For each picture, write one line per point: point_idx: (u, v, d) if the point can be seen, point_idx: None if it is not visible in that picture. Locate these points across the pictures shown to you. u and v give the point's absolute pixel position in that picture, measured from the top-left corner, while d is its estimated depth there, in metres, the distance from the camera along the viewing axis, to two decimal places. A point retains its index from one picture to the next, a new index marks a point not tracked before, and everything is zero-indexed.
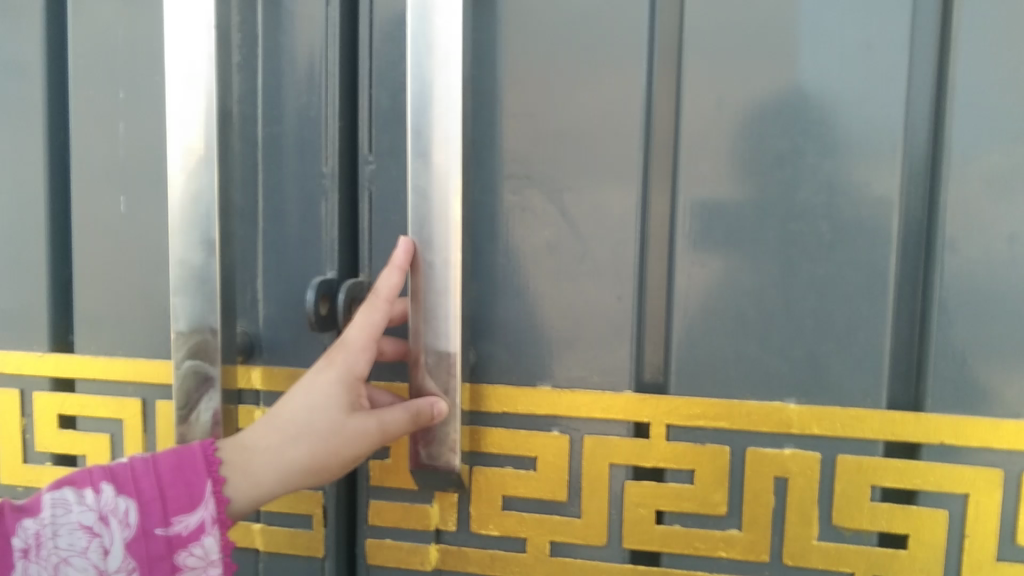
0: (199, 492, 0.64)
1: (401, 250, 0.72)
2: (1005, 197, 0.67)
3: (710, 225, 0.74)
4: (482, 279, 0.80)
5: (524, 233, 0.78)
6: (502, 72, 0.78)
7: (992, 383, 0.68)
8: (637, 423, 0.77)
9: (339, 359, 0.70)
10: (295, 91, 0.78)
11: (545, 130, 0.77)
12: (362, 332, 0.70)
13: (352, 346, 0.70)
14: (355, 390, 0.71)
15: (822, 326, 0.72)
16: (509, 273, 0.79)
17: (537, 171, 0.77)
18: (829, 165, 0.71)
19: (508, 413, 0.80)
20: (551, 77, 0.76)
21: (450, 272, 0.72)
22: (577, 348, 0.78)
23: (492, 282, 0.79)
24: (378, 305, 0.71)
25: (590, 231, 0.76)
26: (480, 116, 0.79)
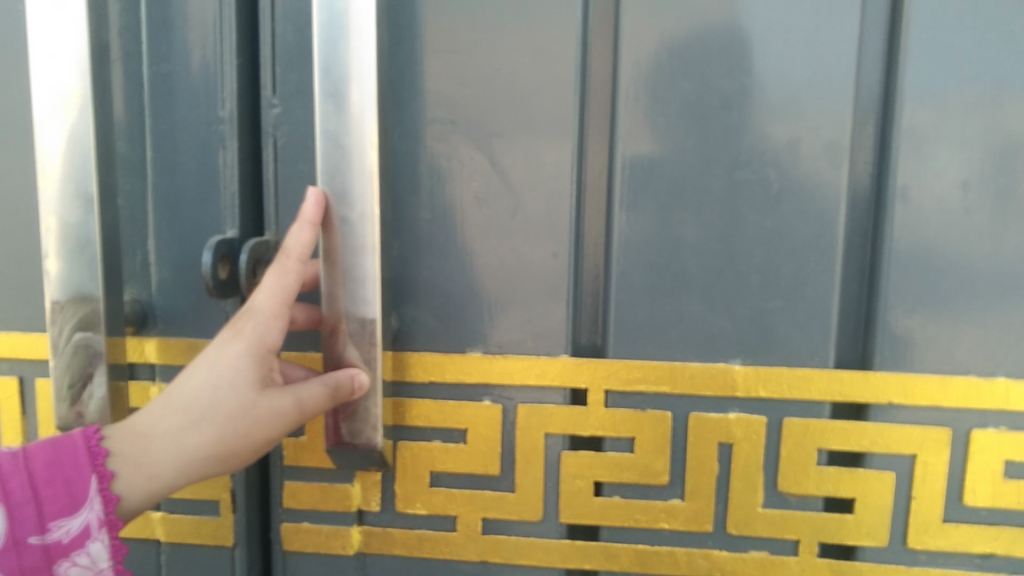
0: (81, 491, 0.56)
1: (310, 203, 0.64)
2: (960, 143, 0.64)
3: (651, 174, 0.68)
4: (404, 236, 0.73)
5: (450, 185, 0.71)
6: (422, 4, 0.70)
7: (941, 339, 0.66)
8: (574, 389, 0.72)
9: (247, 329, 0.61)
10: (187, 22, 0.68)
11: (472, 70, 0.69)
12: (272, 297, 0.62)
13: (262, 313, 0.62)
14: (266, 363, 0.62)
15: (770, 283, 0.68)
16: (434, 229, 0.72)
17: (463, 116, 0.70)
18: (778, 110, 0.66)
19: (434, 382, 0.74)
20: (479, 10, 0.69)
21: (369, 227, 0.64)
22: (509, 310, 0.72)
23: (415, 239, 0.72)
24: (290, 267, 0.64)
25: (522, 183, 0.70)
26: (399, 53, 0.71)
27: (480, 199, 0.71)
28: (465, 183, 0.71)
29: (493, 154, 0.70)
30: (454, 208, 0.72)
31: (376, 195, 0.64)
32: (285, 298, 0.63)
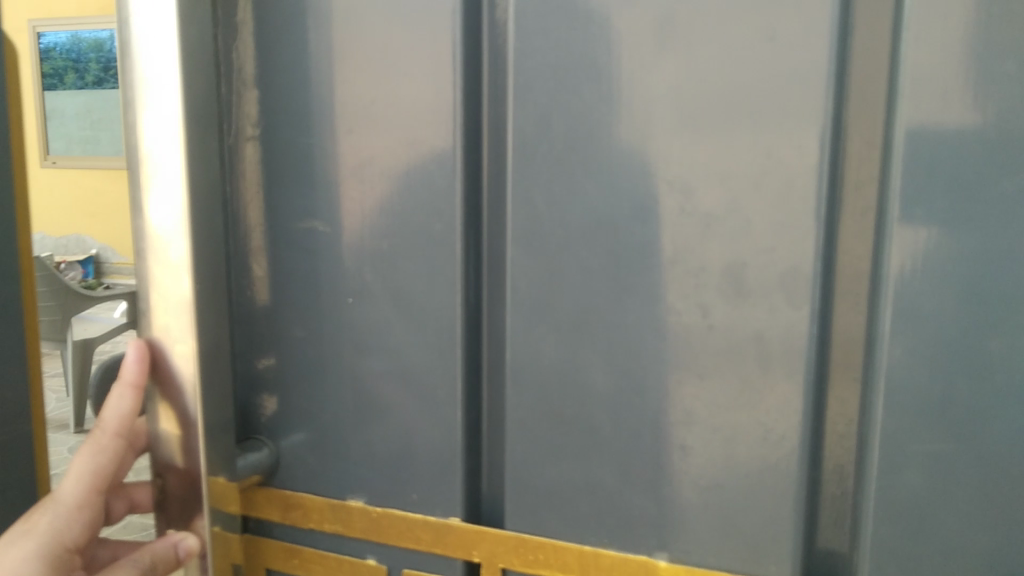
0: None
1: (129, 359, 0.53)
2: (990, 281, 0.43)
3: (550, 303, 0.51)
4: (277, 358, 0.60)
5: (324, 301, 0.58)
6: (279, 83, 0.57)
7: (953, 557, 0.45)
8: (468, 561, 0.57)
9: (42, 524, 0.52)
10: None
11: (337, 162, 0.56)
12: (76, 481, 0.53)
13: (62, 502, 0.53)
14: (65, 560, 0.53)
15: (704, 456, 0.49)
16: (310, 352, 0.59)
17: (332, 219, 0.57)
18: (712, 222, 0.47)
19: (315, 529, 0.61)
20: (346, 92, 0.55)
21: (190, 368, 0.52)
22: (393, 457, 0.58)
23: (291, 362, 0.60)
24: (104, 442, 0.54)
25: (401, 304, 0.56)
26: (262, 144, 0.58)
27: (357, 321, 0.57)
28: (339, 299, 0.58)
29: (369, 267, 0.56)
30: (330, 328, 0.58)
31: (193, 327, 0.52)
32: (94, 480, 0.54)
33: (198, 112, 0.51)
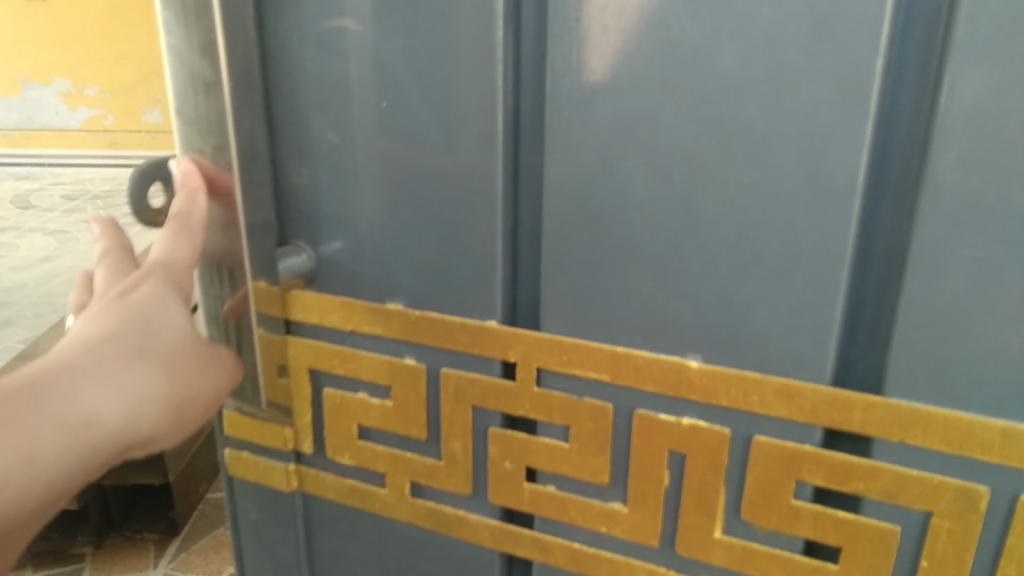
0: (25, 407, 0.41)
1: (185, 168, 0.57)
2: None
3: (592, 105, 0.50)
4: (312, 167, 0.60)
5: (361, 108, 0.57)
6: None
7: (987, 361, 0.45)
8: (505, 361, 0.59)
9: (165, 282, 0.52)
10: None
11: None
12: (180, 252, 0.54)
13: (175, 268, 0.53)
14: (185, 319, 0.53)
15: (745, 262, 0.49)
16: (344, 162, 0.59)
17: (361, 14, 0.54)
18: (768, 16, 0.44)
19: (355, 332, 0.64)
20: None
21: (226, 159, 0.57)
22: (432, 266, 0.59)
23: (330, 172, 0.60)
24: (192, 230, 0.55)
25: (434, 106, 0.54)
26: None
27: (389, 128, 0.56)
28: (374, 106, 0.56)
29: (399, 65, 0.54)
30: (369, 136, 0.57)
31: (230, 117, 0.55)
32: (191, 259, 0.55)
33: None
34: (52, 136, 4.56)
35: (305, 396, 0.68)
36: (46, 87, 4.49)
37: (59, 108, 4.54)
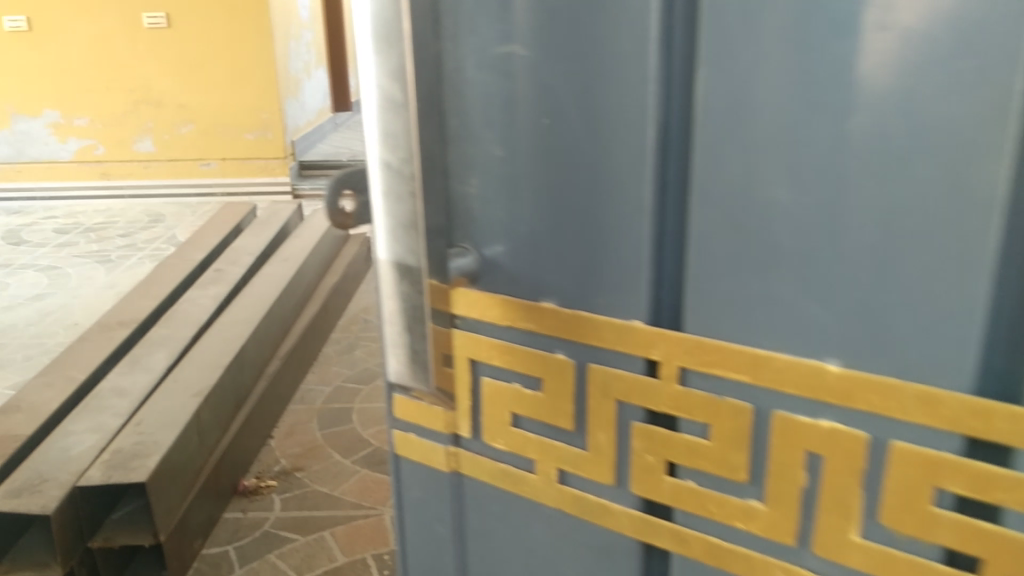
0: None
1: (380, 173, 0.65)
2: None
3: (739, 121, 0.54)
4: (479, 176, 0.67)
5: (524, 125, 0.63)
6: None
7: None
8: (648, 359, 0.63)
9: None
10: None
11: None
12: None
13: None
14: None
15: (887, 269, 0.51)
16: (509, 174, 0.66)
17: (529, 42, 0.61)
18: (915, 35, 0.46)
19: (510, 326, 0.70)
20: None
21: (411, 170, 0.61)
22: (583, 267, 0.64)
23: (496, 183, 0.66)
24: None
25: (593, 123, 0.60)
26: None
27: (548, 142, 0.63)
28: (537, 122, 0.63)
29: (559, 85, 0.60)
30: (533, 150, 0.64)
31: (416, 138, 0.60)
32: None
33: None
34: (45, 165, 5.91)
35: (465, 382, 0.75)
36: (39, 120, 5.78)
37: (50, 139, 5.85)
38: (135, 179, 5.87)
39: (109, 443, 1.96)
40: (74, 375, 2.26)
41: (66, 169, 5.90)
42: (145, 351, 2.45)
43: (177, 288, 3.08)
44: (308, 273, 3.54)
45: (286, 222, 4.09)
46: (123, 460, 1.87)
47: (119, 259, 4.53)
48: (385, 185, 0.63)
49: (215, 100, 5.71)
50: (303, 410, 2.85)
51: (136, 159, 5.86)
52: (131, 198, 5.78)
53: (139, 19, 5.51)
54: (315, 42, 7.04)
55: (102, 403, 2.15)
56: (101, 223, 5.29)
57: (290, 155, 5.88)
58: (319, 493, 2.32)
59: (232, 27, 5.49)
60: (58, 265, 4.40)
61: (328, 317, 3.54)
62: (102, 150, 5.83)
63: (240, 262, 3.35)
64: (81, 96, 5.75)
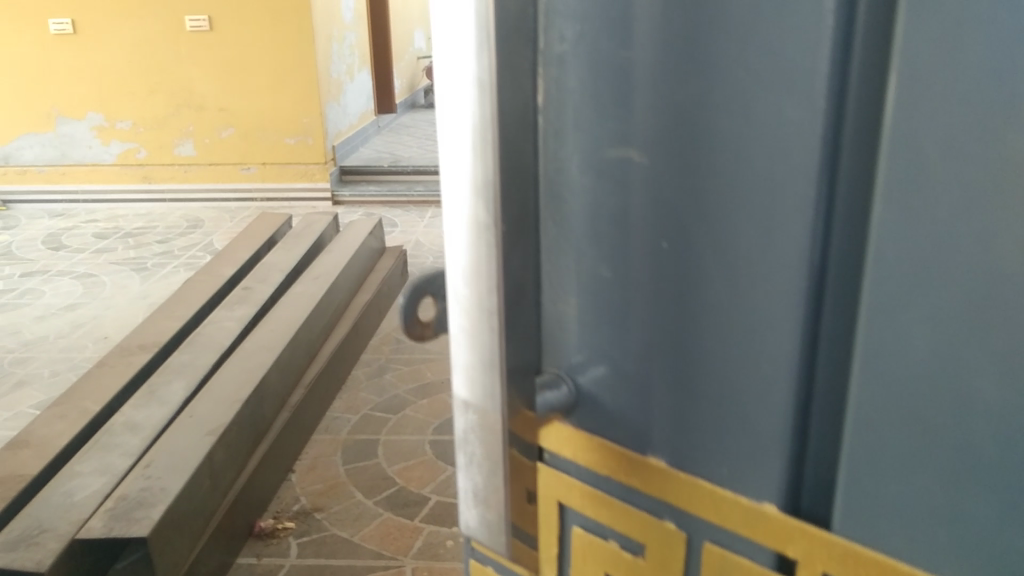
0: None
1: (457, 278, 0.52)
2: None
3: (934, 289, 0.38)
4: (579, 300, 0.53)
5: (632, 247, 0.50)
6: None
7: None
8: (782, 553, 0.48)
9: None
10: None
11: (641, 69, 0.46)
12: None
13: None
14: None
15: None
16: (620, 304, 0.51)
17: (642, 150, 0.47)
18: None
19: (613, 475, 0.55)
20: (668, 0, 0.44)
21: (493, 300, 0.47)
22: (697, 429, 0.50)
23: (601, 313, 0.52)
24: None
25: (721, 262, 0.46)
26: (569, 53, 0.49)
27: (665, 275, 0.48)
28: (654, 247, 0.48)
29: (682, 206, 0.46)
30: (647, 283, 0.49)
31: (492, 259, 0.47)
32: None
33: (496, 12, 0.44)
34: (88, 168, 5.88)
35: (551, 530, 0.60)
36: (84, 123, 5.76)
37: (94, 142, 5.83)
38: (176, 184, 5.83)
39: (115, 488, 1.91)
40: (87, 408, 2.24)
41: (110, 172, 5.88)
42: (161, 382, 2.40)
43: (202, 310, 3.01)
44: (339, 292, 3.40)
45: (321, 235, 3.96)
46: (126, 510, 1.82)
47: (156, 267, 4.51)
48: (459, 318, 0.50)
49: (255, 103, 5.64)
50: (328, 440, 2.73)
51: (178, 163, 5.82)
52: (174, 202, 5.80)
53: (183, 19, 5.47)
54: (360, 45, 6.95)
55: (112, 439, 2.10)
56: (140, 227, 5.28)
57: (331, 160, 5.80)
58: (338, 539, 2.21)
59: (274, 29, 5.42)
60: (96, 272, 4.42)
61: (359, 337, 3.40)
62: (144, 153, 5.81)
63: (268, 281, 3.25)
64: (121, 99, 5.72)
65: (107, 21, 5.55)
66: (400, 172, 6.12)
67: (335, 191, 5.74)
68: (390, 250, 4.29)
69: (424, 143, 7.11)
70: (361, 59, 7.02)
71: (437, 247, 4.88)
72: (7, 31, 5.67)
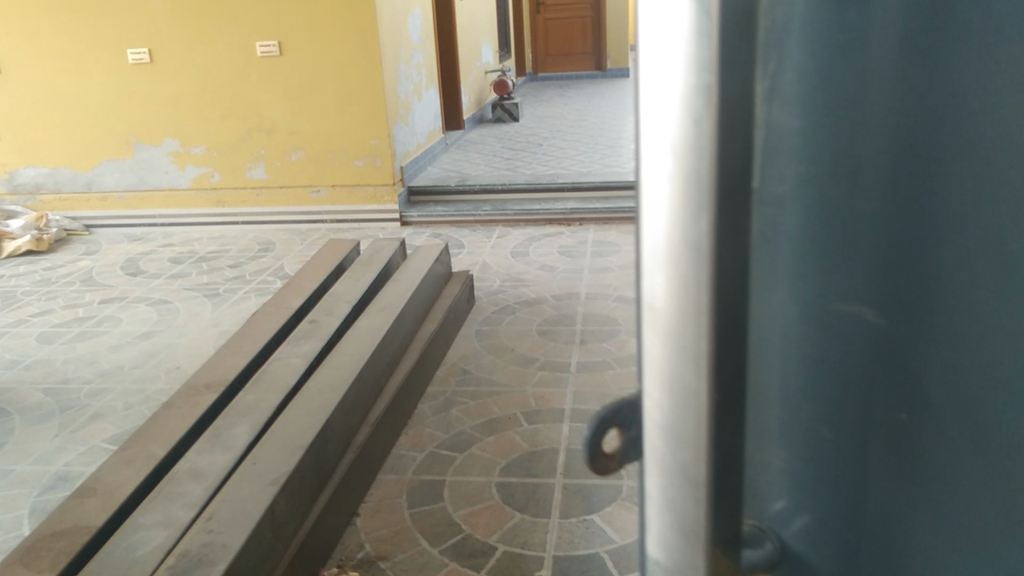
0: None
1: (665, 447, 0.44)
2: None
3: None
4: (787, 447, 0.49)
5: (876, 445, 0.45)
6: (860, 153, 0.42)
7: None
8: None
9: None
10: None
11: (883, 232, 0.42)
12: None
13: None
14: None
15: None
16: (837, 470, 0.47)
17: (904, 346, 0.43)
18: None
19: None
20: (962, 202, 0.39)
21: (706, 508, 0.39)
22: None
23: (810, 464, 0.48)
24: None
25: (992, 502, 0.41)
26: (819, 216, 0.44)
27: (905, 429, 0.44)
28: (892, 418, 0.44)
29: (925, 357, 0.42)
30: (872, 435, 0.46)
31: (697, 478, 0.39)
32: None
33: (729, 167, 0.37)
34: (165, 193, 6.04)
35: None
36: (160, 149, 5.92)
37: (170, 168, 5.99)
38: (248, 207, 5.93)
39: (177, 543, 1.88)
40: (154, 453, 2.23)
41: (185, 197, 6.02)
42: (225, 427, 2.38)
43: (267, 346, 3.01)
44: (405, 323, 3.36)
45: (387, 263, 3.94)
46: (188, 567, 1.78)
47: (227, 293, 4.57)
48: (653, 485, 0.41)
49: (324, 127, 5.69)
50: (393, 481, 2.67)
51: (250, 186, 5.92)
52: (245, 225, 5.90)
53: (254, 46, 5.59)
54: (428, 63, 6.97)
55: (176, 488, 2.08)
56: (213, 251, 5.37)
57: (399, 181, 5.84)
58: None
59: (343, 53, 5.49)
60: (170, 299, 4.50)
61: (425, 369, 3.35)
62: (217, 178, 5.93)
63: (334, 314, 3.25)
64: (195, 125, 5.86)
65: (182, 50, 5.70)
66: (468, 191, 6.11)
67: (404, 211, 5.80)
68: (458, 276, 4.24)
69: (492, 160, 7.07)
70: (429, 78, 7.04)
71: (503, 268, 4.82)
72: (88, 62, 5.86)
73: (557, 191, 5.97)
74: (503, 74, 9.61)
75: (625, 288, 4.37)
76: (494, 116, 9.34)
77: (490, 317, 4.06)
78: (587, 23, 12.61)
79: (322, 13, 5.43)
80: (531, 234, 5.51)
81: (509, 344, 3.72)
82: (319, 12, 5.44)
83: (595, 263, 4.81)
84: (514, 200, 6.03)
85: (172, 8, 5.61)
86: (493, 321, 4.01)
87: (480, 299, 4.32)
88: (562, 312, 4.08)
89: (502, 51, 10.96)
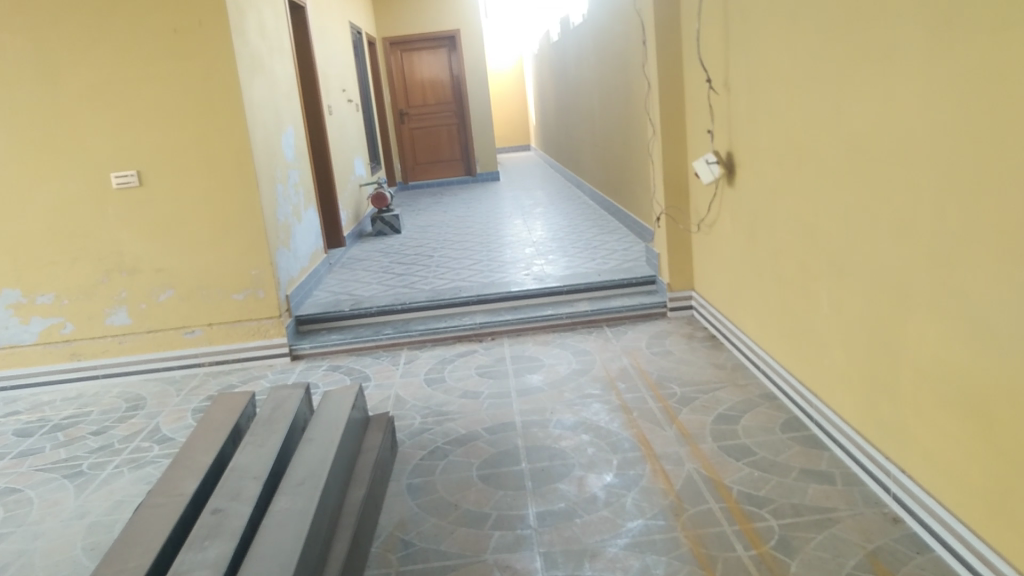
0: None
1: None
2: None
3: None
4: None
5: None
6: None
7: None
8: None
9: None
10: None
11: None
12: None
13: None
14: None
15: None
16: None
17: None
18: None
19: None
20: None
21: None
22: None
23: None
24: None
25: None
26: None
27: None
28: None
29: None
30: None
31: None
32: None
33: None
34: (5, 351, 5.15)
35: None
36: None
37: (11, 321, 5.13)
38: (110, 358, 5.13)
39: None
40: None
41: (31, 353, 5.15)
42: None
43: (160, 557, 2.35)
44: (332, 496, 2.78)
45: (295, 417, 3.35)
46: None
47: (92, 470, 3.79)
48: None
49: (197, 260, 5.07)
50: None
51: (111, 334, 5.15)
52: (107, 380, 5.10)
53: (108, 177, 4.95)
54: (304, 182, 6.50)
55: None
56: (71, 416, 4.56)
57: (286, 312, 5.26)
58: None
59: (212, 179, 4.95)
60: (20, 486, 3.68)
61: (361, 549, 2.76)
62: (70, 328, 5.13)
63: (244, 497, 2.64)
64: (41, 271, 5.07)
65: (23, 186, 4.97)
66: (364, 315, 5.58)
67: (294, 344, 5.21)
68: (377, 420, 3.68)
69: (382, 278, 6.59)
70: (306, 197, 6.56)
71: (419, 401, 4.29)
72: None
73: (462, 306, 5.58)
74: (378, 186, 9.24)
75: (563, 410, 3.95)
76: (374, 229, 8.92)
77: (420, 466, 3.51)
78: (453, 130, 12.58)
79: (185, 139, 4.90)
80: (440, 356, 5.04)
81: (451, 499, 3.18)
82: (182, 136, 4.90)
83: (521, 384, 4.38)
84: (416, 320, 5.56)
85: (8, 141, 4.90)
86: (424, 471, 3.45)
87: (402, 444, 3.77)
88: (500, 449, 3.59)
89: (372, 162, 10.64)
